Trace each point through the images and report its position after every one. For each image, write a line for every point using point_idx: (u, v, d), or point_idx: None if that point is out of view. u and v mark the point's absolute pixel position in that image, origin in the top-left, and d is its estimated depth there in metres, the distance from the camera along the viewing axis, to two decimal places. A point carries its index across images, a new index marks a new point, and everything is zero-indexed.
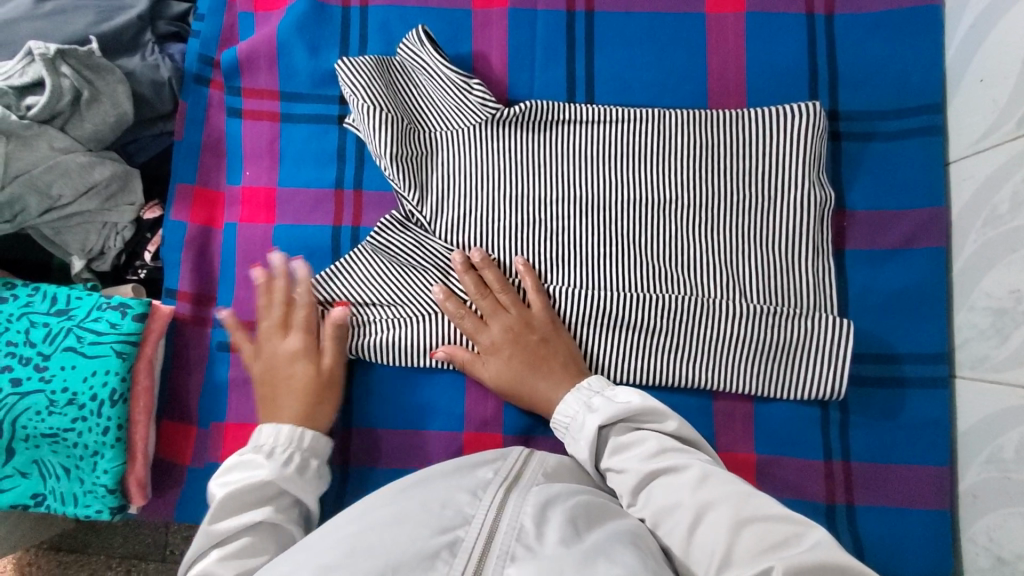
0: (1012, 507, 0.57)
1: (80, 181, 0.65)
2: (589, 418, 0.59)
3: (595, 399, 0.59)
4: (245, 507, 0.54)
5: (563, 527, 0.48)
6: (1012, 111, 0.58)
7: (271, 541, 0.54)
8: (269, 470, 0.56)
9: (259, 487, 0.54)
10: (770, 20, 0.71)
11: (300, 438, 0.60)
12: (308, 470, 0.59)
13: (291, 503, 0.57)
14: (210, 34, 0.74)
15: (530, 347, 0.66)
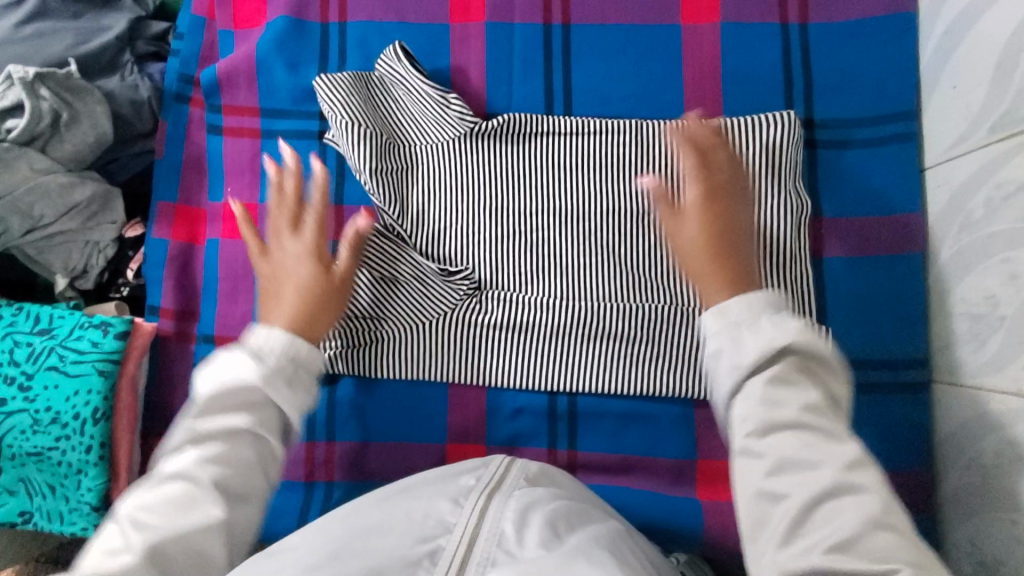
0: (993, 512, 0.56)
1: (60, 202, 0.66)
2: (751, 334, 0.43)
3: (760, 321, 0.43)
4: (229, 407, 0.45)
5: (543, 529, 0.48)
6: (985, 118, 0.58)
7: (252, 446, 0.45)
8: (259, 372, 0.46)
9: (245, 386, 0.45)
10: (745, 30, 0.72)
11: (301, 356, 0.49)
12: (298, 390, 0.48)
13: (276, 417, 0.47)
14: (189, 53, 0.74)
15: (706, 223, 0.54)
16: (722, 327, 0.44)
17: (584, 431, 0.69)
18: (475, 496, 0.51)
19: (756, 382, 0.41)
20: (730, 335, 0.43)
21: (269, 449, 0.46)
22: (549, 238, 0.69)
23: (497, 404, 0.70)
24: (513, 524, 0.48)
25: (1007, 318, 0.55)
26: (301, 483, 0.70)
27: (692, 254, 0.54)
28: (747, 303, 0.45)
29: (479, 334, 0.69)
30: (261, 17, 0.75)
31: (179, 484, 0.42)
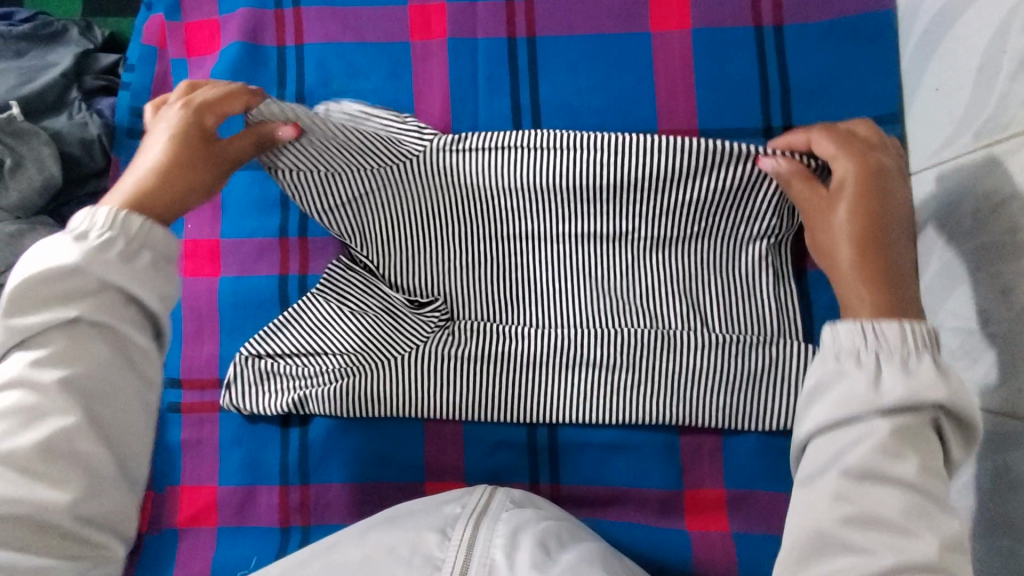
0: (992, 541, 0.53)
1: (8, 252, 0.62)
2: (890, 367, 0.42)
3: (917, 361, 0.41)
4: (52, 298, 0.45)
5: (532, 551, 0.52)
6: (969, 124, 0.55)
7: (103, 338, 0.46)
8: (79, 254, 0.45)
9: (67, 275, 0.45)
10: (717, 36, 0.68)
11: (145, 234, 0.47)
12: (139, 261, 0.47)
13: (122, 299, 0.47)
14: (140, 85, 0.71)
15: (862, 220, 0.49)
16: (847, 358, 0.43)
17: (566, 463, 0.66)
18: (465, 523, 0.55)
19: (880, 424, 0.40)
20: (851, 365, 0.42)
21: (128, 338, 0.47)
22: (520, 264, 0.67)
23: (476, 439, 0.67)
24: (502, 551, 0.52)
25: (999, 336, 0.52)
26: (276, 530, 0.67)
27: (842, 241, 0.50)
28: (904, 336, 0.42)
29: (453, 367, 0.66)
30: (215, 44, 0.73)
31: (17, 392, 0.43)
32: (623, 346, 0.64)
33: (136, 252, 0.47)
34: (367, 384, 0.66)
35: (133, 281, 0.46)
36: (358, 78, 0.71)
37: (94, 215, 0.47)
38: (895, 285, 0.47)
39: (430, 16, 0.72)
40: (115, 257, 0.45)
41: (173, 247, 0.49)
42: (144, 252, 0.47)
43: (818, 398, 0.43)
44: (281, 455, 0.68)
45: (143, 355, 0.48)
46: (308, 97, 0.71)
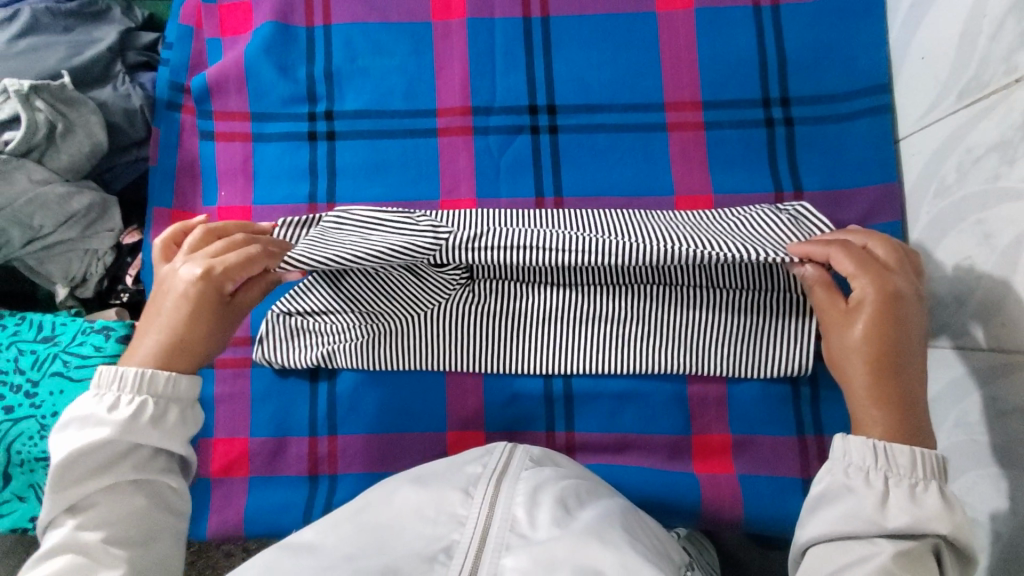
0: (984, 469, 0.57)
1: (59, 212, 0.68)
2: (896, 489, 0.48)
3: (924, 487, 0.47)
4: (94, 468, 0.48)
5: (553, 510, 0.50)
6: (953, 85, 0.60)
7: (141, 491, 0.49)
8: (113, 429, 0.48)
9: (102, 446, 0.48)
10: (718, 14, 0.73)
11: (171, 390, 0.51)
12: (168, 421, 0.51)
13: (151, 451, 0.50)
14: (179, 61, 0.77)
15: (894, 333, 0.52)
16: (856, 472, 0.49)
17: (579, 412, 0.70)
18: (484, 484, 0.52)
19: (885, 545, 0.46)
20: (858, 483, 0.49)
21: (162, 485, 0.51)
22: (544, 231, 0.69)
23: (495, 391, 0.71)
24: (523, 508, 0.50)
25: (983, 278, 0.57)
26: (306, 479, 0.71)
27: (855, 356, 0.53)
28: (913, 460, 0.48)
29: (470, 318, 0.69)
30: (247, 25, 0.78)
31: (66, 556, 0.46)
32: (640, 302, 0.67)
33: (161, 410, 0.51)
34: (391, 337, 0.70)
35: (164, 440, 0.50)
36: (382, 55, 0.76)
37: (115, 381, 0.51)
38: (898, 372, 0.52)
39: None
40: (147, 424, 0.49)
41: (192, 394, 0.53)
42: (170, 408, 0.51)
43: (825, 506, 0.50)
44: (310, 408, 0.72)
45: (176, 495, 0.52)
46: (335, 72, 0.76)
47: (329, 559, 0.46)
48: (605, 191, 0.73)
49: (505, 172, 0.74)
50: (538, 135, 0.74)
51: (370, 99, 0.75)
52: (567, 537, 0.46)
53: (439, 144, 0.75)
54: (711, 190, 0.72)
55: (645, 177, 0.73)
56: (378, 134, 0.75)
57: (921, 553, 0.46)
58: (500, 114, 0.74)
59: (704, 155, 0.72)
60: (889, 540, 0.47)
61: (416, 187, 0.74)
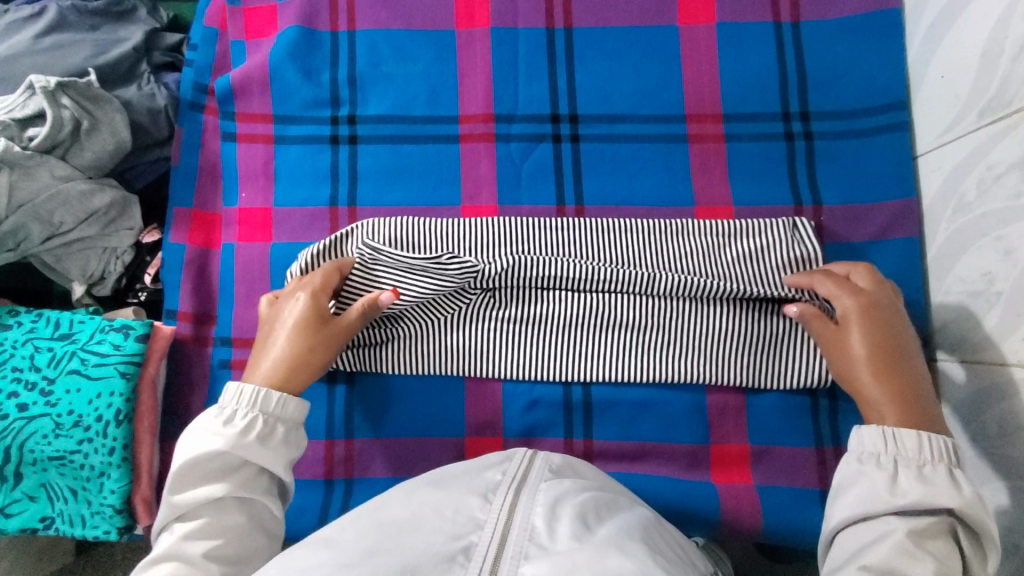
0: (1003, 482, 0.58)
1: (81, 209, 0.69)
2: (906, 471, 0.48)
3: (933, 468, 0.48)
4: (206, 478, 0.51)
5: (573, 522, 0.45)
6: (973, 104, 0.61)
7: (241, 507, 0.51)
8: (225, 441, 0.51)
9: (215, 459, 0.50)
10: (739, 29, 0.75)
11: (280, 410, 0.54)
12: (274, 439, 0.53)
13: (256, 470, 0.52)
14: (204, 63, 0.78)
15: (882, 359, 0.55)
16: (862, 456, 0.51)
17: (598, 420, 0.70)
18: (504, 491, 0.49)
19: (898, 523, 0.47)
20: (870, 467, 0.50)
21: (264, 505, 0.53)
22: (566, 242, 0.69)
23: (512, 397, 0.71)
24: (543, 518, 0.46)
25: (1004, 293, 0.58)
26: (321, 482, 0.71)
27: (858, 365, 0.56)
28: (920, 443, 0.49)
29: (485, 331, 0.69)
30: (272, 28, 0.78)
31: (171, 563, 0.48)
32: (663, 313, 0.67)
33: (270, 428, 0.53)
34: (407, 343, 0.69)
35: (268, 459, 0.52)
36: (406, 61, 0.76)
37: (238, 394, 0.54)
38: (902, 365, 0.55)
39: (474, 7, 0.77)
40: (254, 441, 0.52)
41: (297, 416, 0.55)
42: (278, 427, 0.54)
43: (842, 494, 0.50)
44: (327, 411, 0.71)
45: (271, 518, 0.53)
46: (359, 77, 0.76)
47: (344, 555, 0.43)
48: (625, 200, 0.73)
49: (526, 179, 0.74)
50: (560, 144, 0.75)
51: (393, 105, 0.75)
52: (588, 547, 0.42)
53: (461, 150, 0.75)
54: (730, 201, 0.72)
55: (665, 187, 0.73)
56: (401, 140, 0.75)
57: (936, 531, 0.46)
58: (523, 123, 0.75)
59: (724, 166, 0.73)
60: (902, 519, 0.47)
61: (437, 193, 0.74)
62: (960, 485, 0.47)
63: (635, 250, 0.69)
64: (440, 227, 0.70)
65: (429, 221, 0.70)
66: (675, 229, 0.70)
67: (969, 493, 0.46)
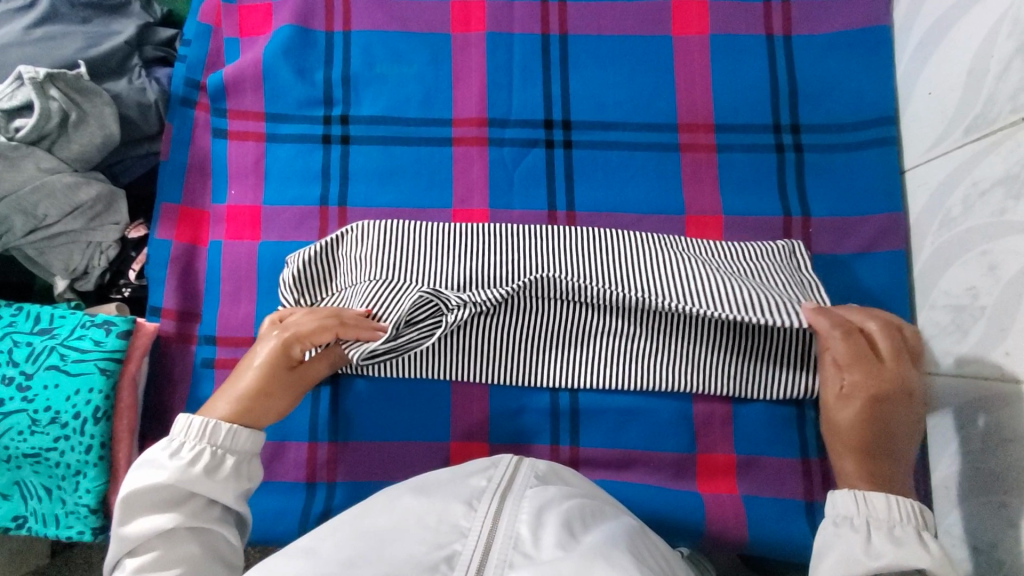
0: (986, 496, 0.58)
1: (66, 202, 0.68)
2: (878, 533, 0.51)
3: (903, 529, 0.51)
4: (154, 511, 0.50)
5: (559, 530, 0.45)
6: (960, 120, 0.62)
7: (195, 540, 0.50)
8: (171, 473, 0.50)
9: (161, 492, 0.50)
10: (732, 41, 0.75)
11: (231, 441, 0.54)
12: (223, 470, 0.53)
13: (207, 501, 0.52)
14: (196, 59, 0.78)
15: (871, 429, 0.60)
16: (839, 520, 0.54)
17: (585, 427, 0.70)
18: (489, 498, 0.49)
19: None
20: (846, 530, 0.52)
21: (219, 536, 0.52)
22: (562, 253, 0.69)
23: (501, 402, 0.70)
24: (528, 526, 0.46)
25: (987, 308, 0.58)
26: (303, 486, 0.70)
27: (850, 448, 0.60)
28: (889, 505, 0.52)
29: (477, 338, 0.68)
30: (267, 26, 0.78)
31: None
32: (658, 326, 0.67)
33: (220, 459, 0.53)
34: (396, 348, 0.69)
35: (217, 490, 0.52)
36: (401, 64, 0.76)
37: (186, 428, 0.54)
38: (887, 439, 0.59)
39: (470, 12, 0.77)
40: (202, 472, 0.51)
41: (251, 446, 0.55)
42: (227, 459, 0.54)
43: (823, 559, 0.52)
44: (311, 412, 0.71)
45: (229, 547, 0.52)
46: (352, 77, 0.76)
47: (324, 566, 0.42)
48: (616, 207, 0.73)
49: (519, 184, 0.74)
50: (553, 149, 0.75)
51: (386, 106, 0.75)
52: (574, 556, 0.42)
53: (453, 153, 0.75)
54: (720, 211, 0.73)
55: (656, 195, 0.73)
56: (393, 141, 0.75)
57: None
58: (516, 128, 0.75)
59: (715, 175, 0.73)
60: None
61: (428, 195, 0.74)
62: (928, 545, 0.50)
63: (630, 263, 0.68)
64: (435, 234, 0.70)
65: (423, 227, 0.70)
66: (669, 242, 0.70)
67: (937, 552, 0.49)
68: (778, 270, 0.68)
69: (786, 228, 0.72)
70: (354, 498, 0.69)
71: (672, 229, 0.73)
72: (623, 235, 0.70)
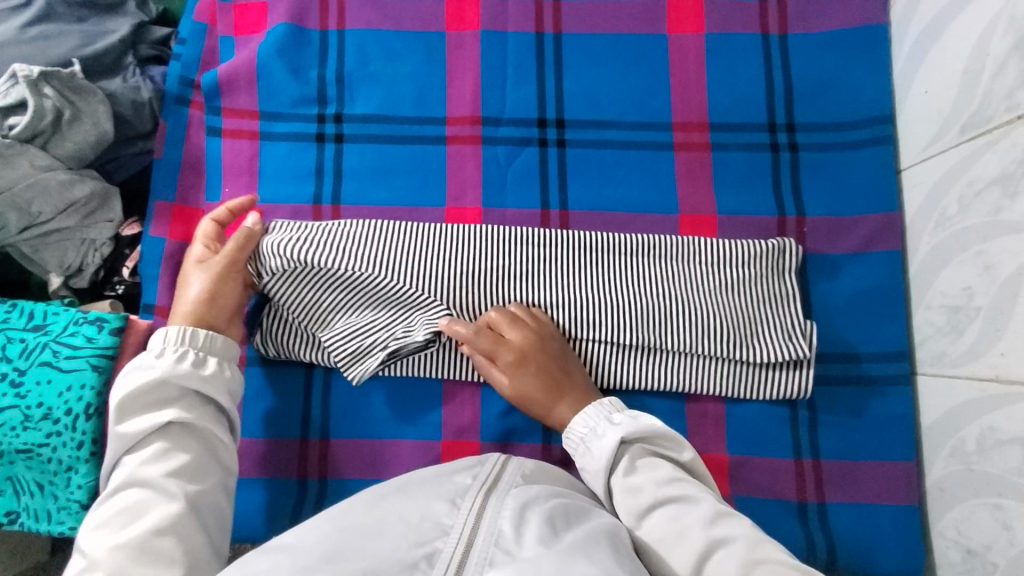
0: (979, 498, 0.58)
1: (59, 199, 0.68)
2: (591, 443, 0.58)
3: (602, 428, 0.58)
4: (151, 409, 0.55)
5: (541, 529, 0.45)
6: (956, 118, 0.62)
7: (189, 434, 0.55)
8: (162, 370, 0.56)
9: (156, 388, 0.55)
10: (728, 39, 0.75)
11: (209, 344, 0.60)
12: (208, 367, 0.59)
13: (200, 399, 0.57)
14: (190, 57, 0.78)
15: (537, 374, 0.64)
16: (578, 441, 0.59)
17: None
18: (474, 495, 0.48)
19: (618, 478, 0.54)
20: (581, 449, 0.59)
21: (214, 436, 0.57)
22: (550, 257, 0.69)
23: (491, 401, 0.70)
24: (511, 524, 0.45)
25: (983, 308, 0.58)
26: (294, 483, 0.70)
27: (582, 394, 0.65)
28: (588, 415, 0.60)
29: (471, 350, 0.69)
30: (261, 25, 0.78)
31: (132, 489, 0.51)
32: (648, 330, 0.66)
33: (203, 359, 0.59)
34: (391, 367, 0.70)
35: (206, 384, 0.57)
36: (395, 62, 0.76)
37: (165, 336, 0.59)
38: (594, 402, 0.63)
39: (465, 10, 0.77)
40: (189, 367, 0.57)
41: (228, 349, 0.61)
42: (210, 359, 0.59)
43: (591, 471, 0.57)
44: (303, 406, 0.71)
45: (226, 449, 0.57)
46: (346, 76, 0.76)
47: (301, 559, 0.42)
48: (610, 205, 0.73)
49: (511, 183, 0.74)
50: (546, 148, 0.74)
51: (379, 105, 0.75)
52: (555, 550, 0.42)
53: (447, 152, 0.75)
54: (715, 211, 0.72)
55: (650, 196, 0.73)
56: (386, 140, 0.75)
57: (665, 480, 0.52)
58: (510, 126, 0.75)
59: (710, 174, 0.73)
60: (619, 475, 0.54)
61: (421, 193, 0.74)
62: (631, 440, 0.56)
63: (618, 273, 0.68)
64: (425, 233, 0.69)
65: (411, 228, 0.69)
66: (660, 243, 0.69)
67: (631, 445, 0.56)
68: (762, 276, 0.68)
69: (780, 228, 0.71)
70: (344, 496, 0.69)
71: (666, 228, 0.72)
72: (616, 236, 0.69)
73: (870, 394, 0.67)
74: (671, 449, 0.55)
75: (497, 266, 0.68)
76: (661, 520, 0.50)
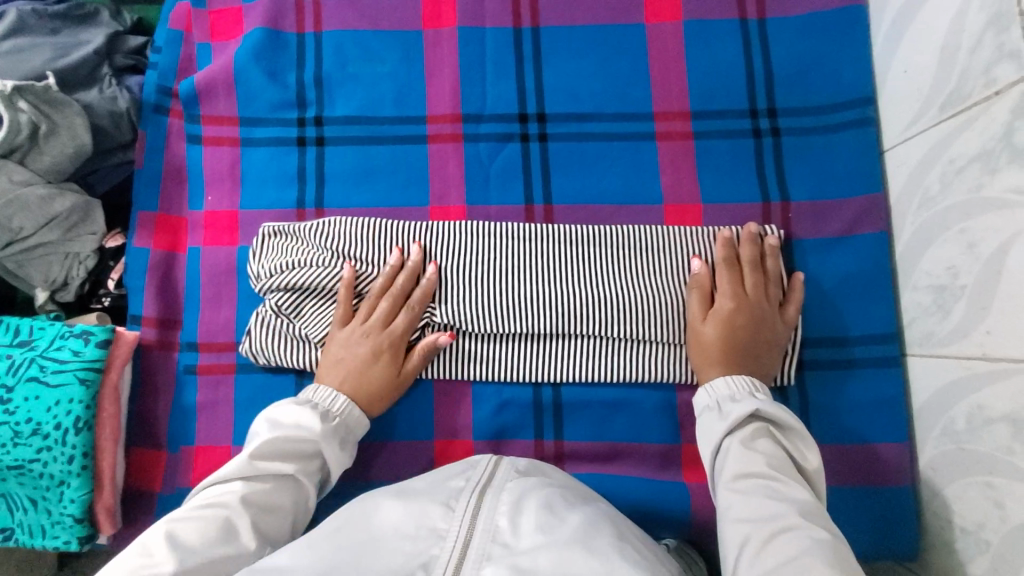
0: (971, 477, 0.58)
1: (40, 214, 0.68)
2: (725, 406, 0.59)
3: (740, 395, 0.59)
4: (280, 455, 0.57)
5: (538, 527, 0.45)
6: (935, 97, 0.62)
7: (290, 493, 0.57)
8: (320, 429, 0.59)
9: (302, 441, 0.58)
10: (705, 27, 0.75)
11: (346, 415, 0.63)
12: (343, 444, 0.62)
13: (317, 464, 0.60)
14: (167, 66, 0.77)
15: None
16: (709, 403, 0.60)
17: (568, 421, 0.70)
18: (467, 496, 0.48)
19: (733, 444, 0.55)
20: (716, 409, 0.59)
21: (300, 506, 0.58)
22: (534, 251, 0.69)
23: (482, 399, 0.70)
24: (507, 523, 0.45)
25: (968, 286, 0.58)
26: None
27: None
28: (730, 382, 0.60)
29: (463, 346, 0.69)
30: (237, 30, 0.78)
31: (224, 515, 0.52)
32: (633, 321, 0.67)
33: (341, 431, 0.62)
34: None
35: (336, 457, 0.60)
36: (373, 62, 0.76)
37: (331, 396, 0.63)
38: None
39: (441, 7, 0.76)
40: (335, 437, 0.61)
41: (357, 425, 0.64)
42: (345, 435, 0.63)
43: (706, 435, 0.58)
44: None
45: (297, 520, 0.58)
46: (325, 78, 0.75)
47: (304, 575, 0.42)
48: (593, 199, 0.73)
49: (494, 179, 0.74)
50: (528, 143, 0.74)
51: (359, 106, 0.75)
52: (553, 548, 0.42)
53: (428, 150, 0.74)
54: (699, 199, 0.72)
55: (633, 187, 0.73)
56: (367, 141, 0.74)
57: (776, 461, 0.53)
58: (490, 122, 0.75)
59: (693, 162, 0.73)
60: (735, 442, 0.55)
61: (405, 193, 0.74)
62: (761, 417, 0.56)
63: (604, 264, 0.69)
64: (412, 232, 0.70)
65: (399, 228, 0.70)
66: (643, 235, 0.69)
67: (757, 422, 0.56)
68: None
69: (765, 214, 0.71)
70: (339, 500, 0.69)
71: (650, 219, 0.72)
72: (599, 229, 0.70)
73: (861, 377, 0.67)
74: (796, 445, 0.55)
75: (482, 262, 0.69)
76: (755, 499, 0.50)
